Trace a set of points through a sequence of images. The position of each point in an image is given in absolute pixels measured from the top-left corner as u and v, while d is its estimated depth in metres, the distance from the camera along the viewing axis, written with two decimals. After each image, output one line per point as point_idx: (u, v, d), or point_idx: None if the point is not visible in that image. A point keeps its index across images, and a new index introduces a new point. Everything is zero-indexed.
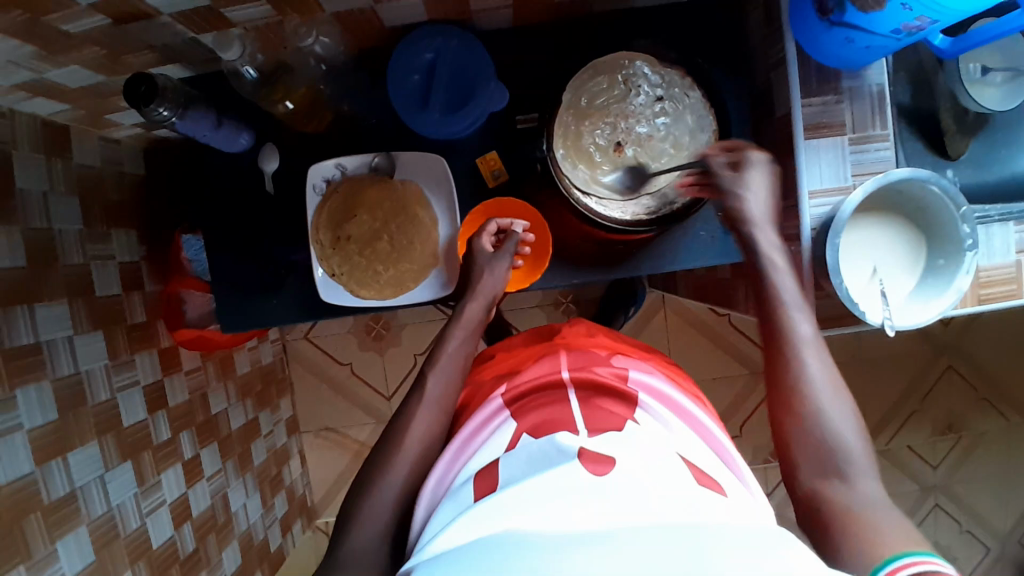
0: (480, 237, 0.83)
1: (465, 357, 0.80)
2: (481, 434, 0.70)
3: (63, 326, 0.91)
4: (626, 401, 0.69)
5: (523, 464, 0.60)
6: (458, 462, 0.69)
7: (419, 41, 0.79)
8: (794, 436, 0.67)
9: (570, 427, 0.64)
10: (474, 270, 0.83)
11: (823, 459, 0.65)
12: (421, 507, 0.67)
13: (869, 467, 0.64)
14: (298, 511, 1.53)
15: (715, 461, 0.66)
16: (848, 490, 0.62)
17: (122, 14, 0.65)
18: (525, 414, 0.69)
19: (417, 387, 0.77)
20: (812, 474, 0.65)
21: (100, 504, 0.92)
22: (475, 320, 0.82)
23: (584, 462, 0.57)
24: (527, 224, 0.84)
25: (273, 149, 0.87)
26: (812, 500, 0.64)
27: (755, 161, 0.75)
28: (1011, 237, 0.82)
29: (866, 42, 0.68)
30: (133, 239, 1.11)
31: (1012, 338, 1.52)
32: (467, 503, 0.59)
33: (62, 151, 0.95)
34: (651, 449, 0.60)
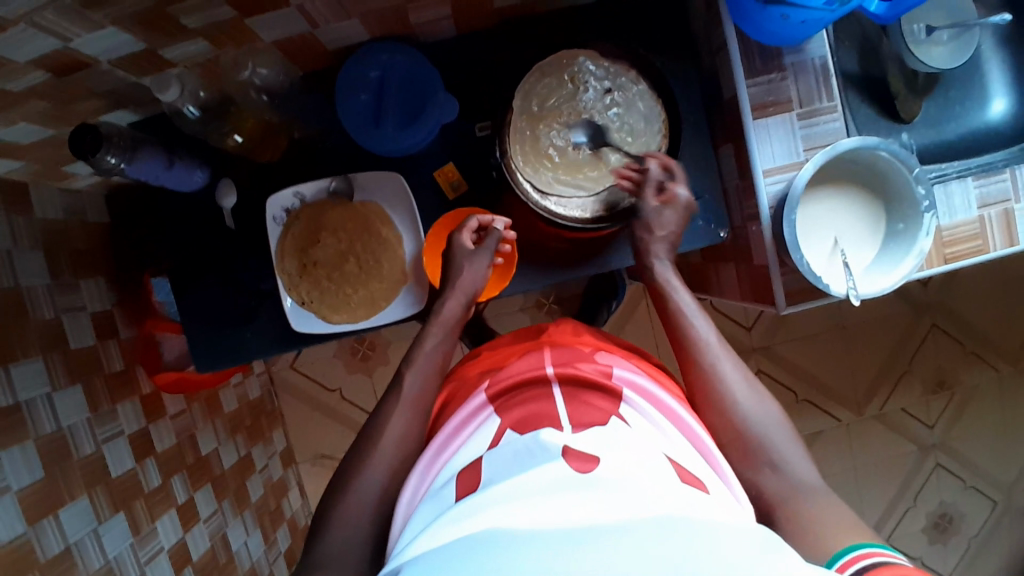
0: (459, 233, 0.81)
1: (441, 356, 0.79)
2: (463, 432, 0.70)
3: (41, 382, 0.90)
4: (611, 396, 0.69)
5: (504, 464, 0.59)
6: (436, 464, 0.69)
7: (364, 60, 0.79)
8: (720, 433, 0.71)
9: (555, 424, 0.63)
10: (453, 267, 0.81)
11: (750, 450, 0.69)
12: (399, 511, 0.66)
13: (792, 447, 0.69)
14: (302, 541, 1.53)
15: (698, 458, 0.64)
16: (780, 475, 0.66)
17: (62, 66, 0.65)
18: (507, 411, 0.69)
19: (393, 387, 0.77)
20: (744, 467, 0.69)
21: (97, 557, 0.91)
22: (452, 317, 0.81)
23: (568, 459, 0.56)
24: (508, 220, 0.82)
25: (230, 183, 0.86)
26: (750, 492, 0.67)
27: (678, 198, 0.78)
28: (971, 194, 0.83)
29: (802, 17, 0.68)
30: (104, 288, 1.10)
31: (993, 290, 1.52)
32: (448, 502, 0.58)
33: (22, 207, 0.94)
34: (636, 449, 0.60)
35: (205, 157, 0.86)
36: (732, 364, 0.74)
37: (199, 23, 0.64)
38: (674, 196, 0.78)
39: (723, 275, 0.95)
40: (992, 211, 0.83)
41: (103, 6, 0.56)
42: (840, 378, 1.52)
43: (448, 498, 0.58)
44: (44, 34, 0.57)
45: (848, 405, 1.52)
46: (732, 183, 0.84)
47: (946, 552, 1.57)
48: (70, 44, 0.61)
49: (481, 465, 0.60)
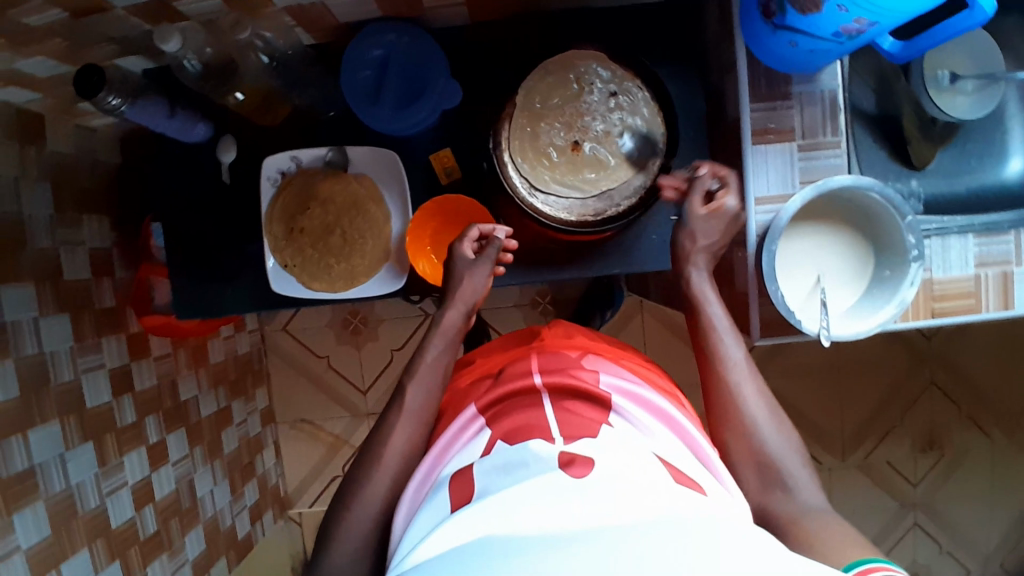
0: (460, 243, 0.81)
1: (443, 366, 0.77)
2: (457, 443, 0.67)
3: (29, 308, 0.93)
4: (600, 406, 0.66)
5: (496, 471, 0.57)
6: (437, 469, 0.66)
7: (368, 37, 0.79)
8: (735, 455, 0.70)
9: (546, 435, 0.60)
10: (453, 277, 0.80)
11: (766, 475, 0.68)
12: (400, 515, 0.64)
13: (809, 478, 0.68)
14: (270, 500, 1.56)
15: (698, 466, 0.62)
16: (791, 499, 0.66)
17: (78, 7, 0.66)
18: (497, 423, 0.65)
19: (394, 400, 0.74)
20: (757, 490, 0.68)
21: (59, 481, 0.94)
22: (454, 327, 0.79)
23: (566, 469, 0.54)
24: (509, 230, 0.81)
25: (231, 140, 0.88)
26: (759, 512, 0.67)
27: (728, 208, 0.74)
28: (970, 250, 0.80)
29: (810, 46, 0.67)
30: (106, 226, 1.13)
31: (999, 355, 1.48)
32: (444, 512, 0.55)
33: (37, 138, 0.97)
34: (628, 452, 0.57)
35: (209, 111, 0.87)
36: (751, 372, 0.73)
37: None
38: (722, 206, 0.74)
39: None
40: (990, 271, 0.80)
41: None
42: (829, 422, 1.48)
43: (442, 507, 0.57)
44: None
45: (832, 449, 1.49)
46: None
47: None
48: None
49: (474, 471, 0.58)
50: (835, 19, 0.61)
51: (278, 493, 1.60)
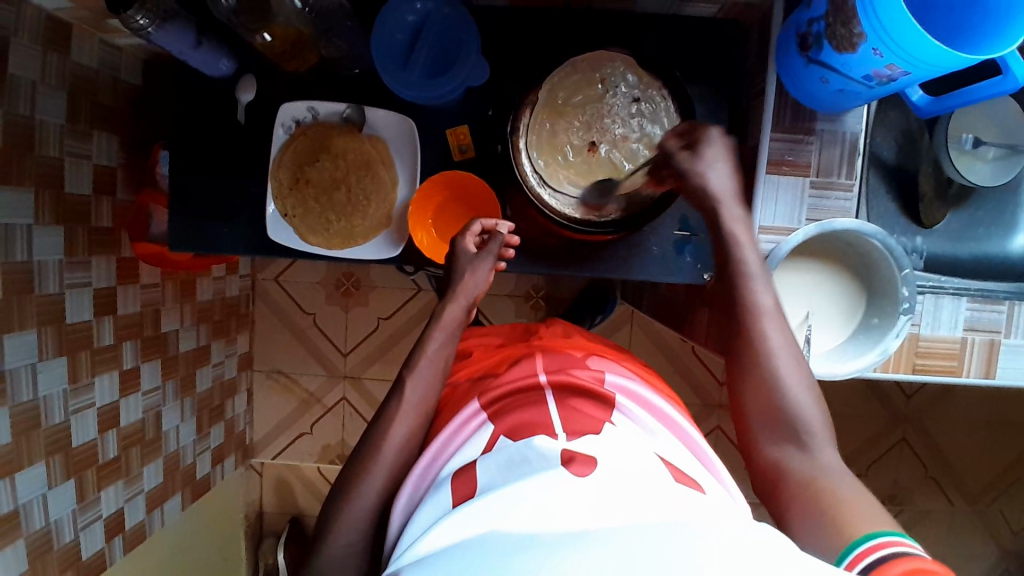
0: (463, 238, 0.82)
1: (444, 357, 0.79)
2: (456, 437, 0.67)
3: (25, 214, 0.93)
4: (603, 404, 0.66)
5: (501, 470, 0.57)
6: (438, 462, 0.66)
7: (406, 2, 0.78)
8: (753, 405, 0.69)
9: (549, 431, 0.60)
10: (456, 272, 0.82)
11: (783, 426, 0.67)
12: (400, 508, 0.65)
13: (828, 435, 0.66)
14: (234, 445, 1.57)
15: (694, 464, 0.63)
16: (808, 457, 0.65)
17: None
18: (502, 416, 0.66)
19: (395, 391, 0.75)
20: (772, 441, 0.68)
21: (27, 392, 0.94)
22: (455, 321, 0.81)
23: (566, 465, 0.54)
24: (511, 226, 0.83)
25: (252, 81, 0.88)
26: (774, 470, 0.67)
27: (713, 138, 0.75)
28: (960, 313, 0.80)
29: (840, 86, 0.66)
30: (115, 145, 1.12)
31: (974, 424, 1.49)
32: (446, 506, 0.57)
33: (61, 46, 0.96)
34: (630, 452, 0.58)
35: (235, 48, 0.87)
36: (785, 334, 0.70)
37: None
38: (705, 136, 0.75)
39: (697, 320, 0.94)
40: (977, 336, 0.81)
41: None
42: None
43: (446, 501, 0.57)
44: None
45: None
46: None
47: None
48: None
49: (477, 468, 0.59)
50: (868, 62, 0.61)
51: (244, 440, 1.61)
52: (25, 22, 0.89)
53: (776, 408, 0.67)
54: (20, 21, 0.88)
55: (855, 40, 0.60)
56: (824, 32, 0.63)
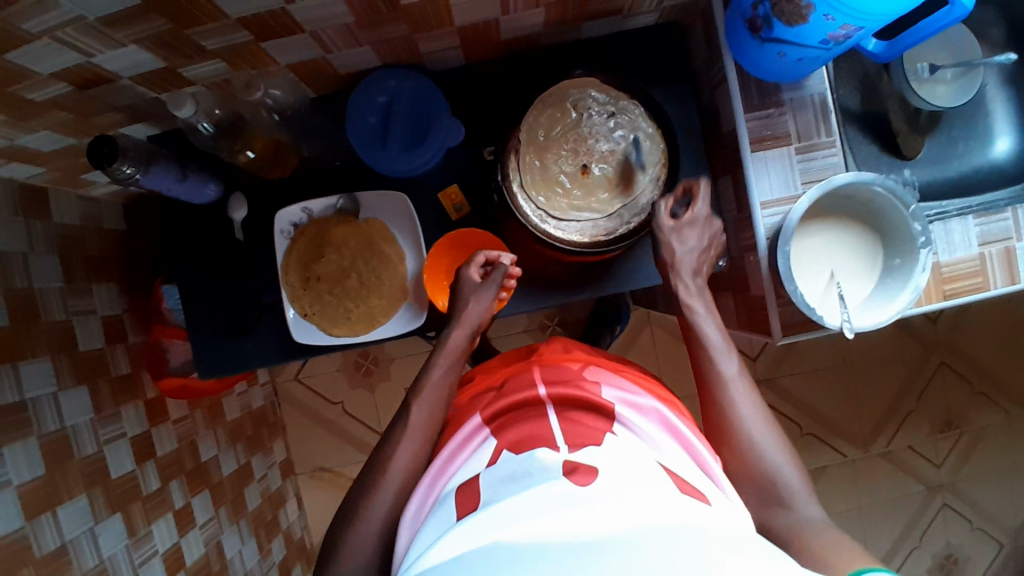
0: (468, 268, 0.83)
1: (448, 386, 0.82)
2: (460, 456, 0.72)
3: (48, 383, 0.93)
4: (603, 416, 0.70)
5: (501, 481, 0.61)
6: (439, 484, 0.70)
7: (372, 87, 0.82)
8: (735, 468, 0.74)
9: (551, 444, 0.65)
10: (461, 299, 0.84)
11: (767, 490, 0.71)
12: (404, 529, 0.69)
13: (809, 493, 0.71)
14: (297, 553, 1.53)
15: (691, 467, 0.67)
16: (794, 515, 0.69)
17: (83, 79, 0.70)
18: (502, 433, 0.70)
19: (401, 416, 0.79)
20: (759, 506, 0.71)
21: (91, 557, 0.93)
22: (459, 349, 0.83)
23: (569, 475, 0.58)
24: (514, 257, 0.84)
25: (242, 198, 0.89)
26: (762, 528, 0.70)
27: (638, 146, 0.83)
28: (971, 231, 0.83)
29: (798, 55, 0.70)
30: (115, 292, 1.13)
31: (1004, 328, 1.49)
32: (450, 521, 0.60)
33: (41, 212, 0.98)
34: (628, 458, 0.62)
35: (217, 171, 0.89)
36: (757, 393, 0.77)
37: (217, 46, 0.68)
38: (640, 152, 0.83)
39: (721, 304, 0.96)
40: (993, 248, 0.83)
41: (125, 25, 0.61)
42: (846, 414, 1.49)
43: (450, 515, 0.61)
44: (63, 46, 0.62)
45: (854, 442, 1.49)
46: (731, 212, 0.85)
47: None
48: (92, 59, 0.66)
49: (480, 482, 0.63)
50: (822, 28, 0.64)
51: (304, 546, 1.58)
52: (1, 197, 0.90)
53: (758, 467, 0.72)
54: None
55: (805, 12, 0.63)
56: (771, 12, 0.66)
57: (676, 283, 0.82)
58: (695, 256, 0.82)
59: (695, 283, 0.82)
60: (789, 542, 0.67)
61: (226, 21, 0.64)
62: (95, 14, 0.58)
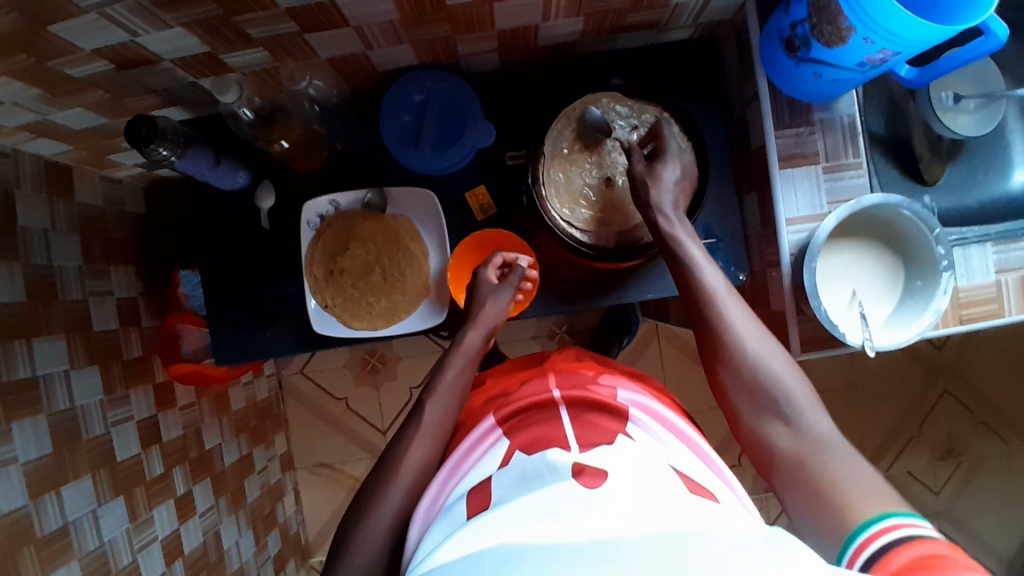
0: (485, 268, 0.86)
1: (463, 384, 0.82)
2: (474, 454, 0.72)
3: (61, 361, 0.93)
4: (618, 417, 0.71)
5: (513, 483, 0.61)
6: (452, 479, 0.71)
7: (408, 85, 0.83)
8: (728, 383, 0.71)
9: (562, 444, 0.65)
10: (477, 300, 0.85)
11: (763, 402, 0.69)
12: (415, 526, 0.69)
13: (809, 401, 0.68)
14: (292, 548, 1.52)
15: (704, 468, 0.67)
16: (793, 427, 0.66)
17: (124, 60, 0.70)
18: (515, 434, 0.70)
19: (415, 413, 0.79)
20: (755, 417, 0.69)
21: (92, 539, 0.92)
22: (474, 348, 0.84)
23: (578, 478, 0.58)
24: (532, 259, 0.87)
25: (270, 187, 0.90)
26: (762, 445, 0.68)
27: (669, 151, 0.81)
28: (989, 258, 0.84)
29: (833, 76, 0.71)
30: (132, 276, 1.13)
31: (1009, 359, 1.51)
32: (461, 521, 0.60)
33: (65, 191, 0.98)
34: (642, 460, 0.62)
35: (246, 159, 0.90)
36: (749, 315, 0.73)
37: (263, 34, 0.69)
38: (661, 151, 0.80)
39: None
40: (1010, 276, 0.84)
41: (175, 8, 0.62)
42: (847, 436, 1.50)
43: (461, 515, 0.61)
44: (112, 25, 0.62)
45: None
46: (754, 228, 0.86)
47: None
48: (137, 40, 0.66)
49: (493, 483, 0.63)
50: (860, 51, 0.65)
51: (300, 541, 1.57)
52: (26, 172, 0.90)
53: (755, 386, 0.69)
54: (22, 174, 0.89)
55: (845, 34, 0.64)
56: (810, 33, 0.67)
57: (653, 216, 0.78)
58: (672, 193, 0.78)
59: (679, 217, 0.78)
60: (790, 461, 0.65)
61: (274, 9, 0.65)
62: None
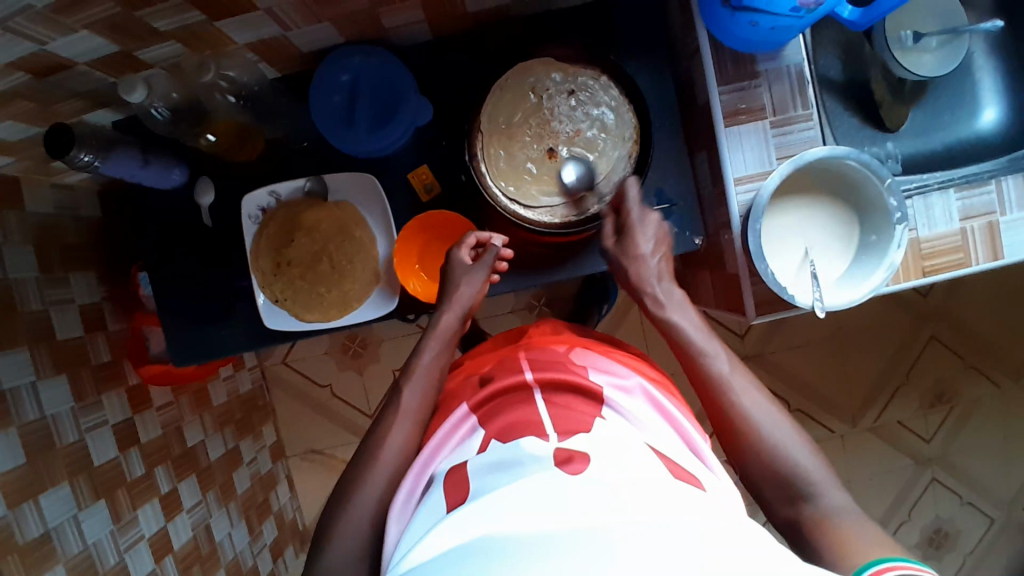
0: (459, 249, 0.84)
1: (440, 367, 0.81)
2: (449, 444, 0.70)
3: (27, 373, 0.93)
4: (592, 400, 0.68)
5: (490, 469, 0.59)
6: (431, 468, 0.69)
7: (339, 62, 0.80)
8: (751, 468, 0.69)
9: (538, 432, 0.62)
10: (451, 280, 0.83)
11: (785, 485, 0.66)
12: (394, 520, 0.66)
13: (832, 480, 0.65)
14: (290, 535, 1.55)
15: (684, 452, 0.66)
16: (817, 505, 0.64)
17: (42, 69, 0.67)
18: (492, 420, 0.67)
19: (393, 398, 0.78)
20: (780, 503, 0.66)
21: (76, 543, 0.93)
22: (449, 330, 0.83)
23: (558, 466, 0.56)
24: (505, 238, 0.84)
25: (209, 182, 0.88)
26: (795, 530, 0.65)
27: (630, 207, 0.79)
28: (952, 204, 0.80)
29: (771, 24, 0.67)
30: (93, 280, 1.12)
31: (996, 300, 1.48)
32: (440, 513, 0.58)
33: (13, 201, 0.96)
34: (622, 447, 0.60)
35: (183, 156, 0.87)
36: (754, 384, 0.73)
37: (171, 26, 0.67)
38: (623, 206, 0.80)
39: (700, 283, 0.95)
40: (975, 223, 0.80)
41: (76, 10, 0.59)
42: (835, 389, 1.48)
43: (440, 507, 0.59)
44: (18, 38, 0.60)
45: (843, 417, 1.49)
46: (707, 188, 0.83)
47: (941, 569, 1.53)
48: (47, 46, 0.63)
49: (468, 470, 0.61)
50: None
51: (297, 526, 1.59)
52: None
53: (770, 464, 0.67)
54: None
55: None
56: None
57: (644, 294, 0.80)
58: (655, 261, 0.80)
59: (667, 289, 0.79)
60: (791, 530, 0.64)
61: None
62: (45, 2, 0.56)
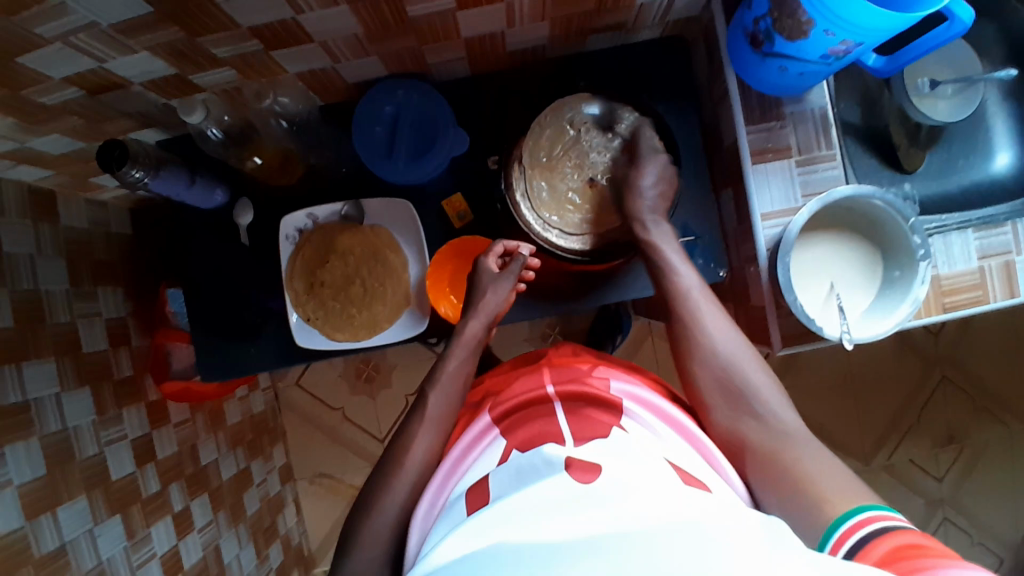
0: (486, 257, 0.84)
1: (464, 375, 0.81)
2: (471, 454, 0.71)
3: (52, 384, 0.93)
4: (612, 410, 0.70)
5: (509, 479, 0.60)
6: (451, 478, 0.70)
7: (379, 96, 0.84)
8: (702, 379, 0.75)
9: (557, 439, 0.64)
10: (476, 289, 0.84)
11: (735, 399, 0.73)
12: (415, 528, 0.67)
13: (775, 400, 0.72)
14: (295, 560, 1.53)
15: (700, 462, 0.66)
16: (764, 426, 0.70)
17: (95, 85, 0.70)
18: (513, 432, 0.69)
19: (417, 408, 0.79)
20: (725, 413, 0.73)
21: (89, 559, 0.92)
22: (475, 337, 0.83)
23: (572, 471, 0.57)
24: (532, 248, 0.85)
25: (248, 202, 0.91)
26: (735, 438, 0.71)
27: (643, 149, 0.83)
28: (971, 244, 0.83)
29: (799, 70, 0.71)
30: (120, 296, 1.14)
31: (1007, 341, 1.49)
32: (462, 516, 0.59)
33: (49, 215, 0.98)
34: (641, 456, 0.61)
35: (224, 177, 0.90)
36: (770, 379, 0.74)
37: (228, 54, 0.70)
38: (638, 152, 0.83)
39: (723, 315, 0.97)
40: (992, 262, 0.83)
41: (142, 34, 0.62)
42: (847, 426, 1.49)
43: (461, 513, 0.59)
44: (77, 53, 0.63)
45: (856, 455, 1.49)
46: (732, 226, 0.86)
47: None
48: (105, 65, 0.66)
49: (490, 480, 0.62)
50: (823, 43, 0.65)
51: (302, 552, 1.57)
52: (9, 200, 0.91)
53: (724, 377, 0.74)
54: (3, 201, 0.90)
55: (806, 27, 0.64)
56: (772, 28, 0.67)
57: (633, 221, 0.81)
58: (652, 192, 0.81)
59: (656, 220, 0.82)
60: None
61: (237, 30, 0.65)
62: (111, 22, 0.59)
